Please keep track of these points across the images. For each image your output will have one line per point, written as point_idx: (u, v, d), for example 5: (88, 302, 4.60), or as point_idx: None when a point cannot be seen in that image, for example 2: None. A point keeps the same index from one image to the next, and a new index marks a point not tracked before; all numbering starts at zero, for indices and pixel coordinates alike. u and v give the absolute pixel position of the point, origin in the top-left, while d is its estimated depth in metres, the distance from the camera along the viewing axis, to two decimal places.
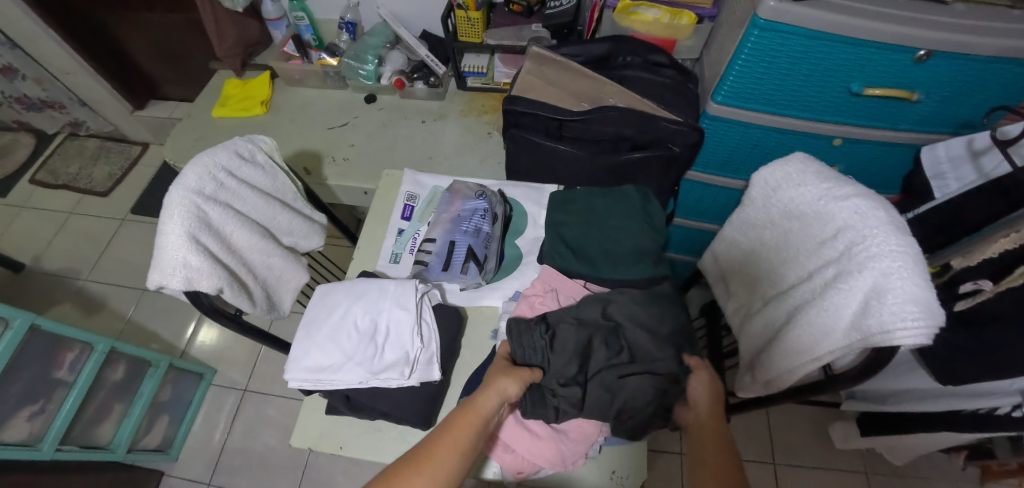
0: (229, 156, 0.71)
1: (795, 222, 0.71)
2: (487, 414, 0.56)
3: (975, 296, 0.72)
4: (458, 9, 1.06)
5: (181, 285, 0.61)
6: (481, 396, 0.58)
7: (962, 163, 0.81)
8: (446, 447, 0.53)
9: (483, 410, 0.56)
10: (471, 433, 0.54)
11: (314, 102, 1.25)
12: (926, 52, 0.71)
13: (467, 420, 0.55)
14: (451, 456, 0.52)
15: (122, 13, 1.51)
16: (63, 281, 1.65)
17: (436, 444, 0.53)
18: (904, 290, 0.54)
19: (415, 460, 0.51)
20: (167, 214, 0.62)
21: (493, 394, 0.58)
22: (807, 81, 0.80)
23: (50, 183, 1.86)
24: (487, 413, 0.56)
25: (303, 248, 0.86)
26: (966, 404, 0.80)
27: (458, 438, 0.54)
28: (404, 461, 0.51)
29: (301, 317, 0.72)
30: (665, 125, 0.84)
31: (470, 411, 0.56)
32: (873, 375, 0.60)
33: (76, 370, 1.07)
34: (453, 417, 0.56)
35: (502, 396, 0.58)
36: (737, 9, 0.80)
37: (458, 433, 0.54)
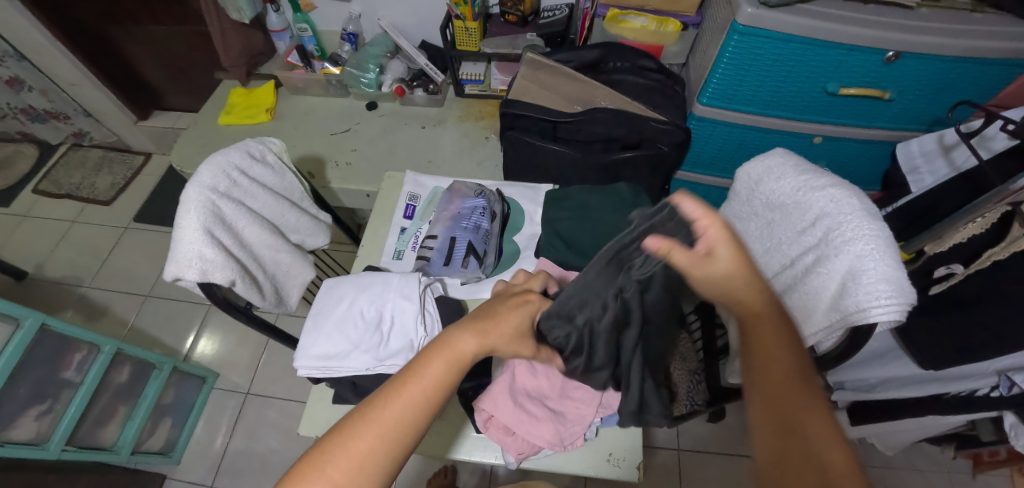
0: (241, 155, 0.75)
1: (777, 213, 0.74)
2: (464, 359, 0.49)
3: (948, 279, 0.77)
4: (456, 19, 1.12)
5: (197, 276, 0.65)
6: (456, 337, 0.50)
7: (935, 158, 0.86)
8: (404, 398, 0.46)
9: (457, 352, 0.49)
10: (440, 379, 0.48)
11: (317, 109, 1.30)
12: (894, 53, 0.76)
13: (438, 364, 0.49)
14: (410, 407, 0.46)
15: (129, 26, 1.57)
16: (66, 288, 1.67)
17: (398, 392, 0.47)
18: (878, 271, 0.58)
19: (369, 410, 0.46)
20: (183, 210, 0.66)
21: (473, 340, 0.50)
22: (786, 82, 0.85)
23: (53, 192, 1.89)
24: (462, 357, 0.49)
25: (310, 245, 0.90)
26: (949, 387, 0.83)
27: (424, 386, 0.47)
28: (359, 410, 0.46)
29: (309, 309, 0.75)
30: (654, 125, 0.89)
31: (442, 352, 0.49)
32: (855, 351, 0.64)
33: (83, 370, 1.09)
34: (424, 360, 0.49)
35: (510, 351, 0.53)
36: (719, 17, 0.85)
37: (424, 380, 0.47)
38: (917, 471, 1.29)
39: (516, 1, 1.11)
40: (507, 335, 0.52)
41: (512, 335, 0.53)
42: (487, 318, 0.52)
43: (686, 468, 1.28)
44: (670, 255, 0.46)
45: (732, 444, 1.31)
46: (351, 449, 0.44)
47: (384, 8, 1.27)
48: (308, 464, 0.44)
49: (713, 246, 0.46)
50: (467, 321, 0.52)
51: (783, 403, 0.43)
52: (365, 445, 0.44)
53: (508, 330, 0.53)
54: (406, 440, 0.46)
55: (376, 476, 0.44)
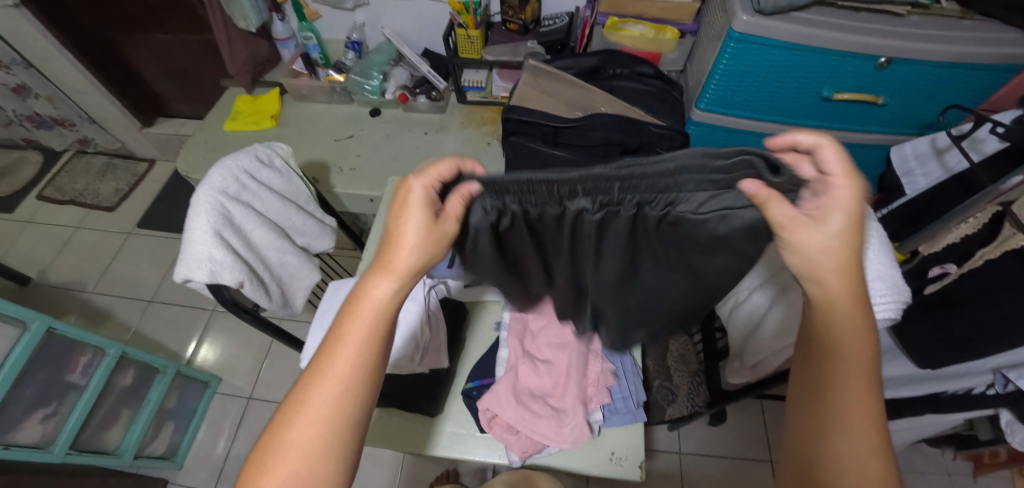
0: (250, 159, 0.76)
1: None
2: (383, 305, 0.45)
3: (943, 278, 0.79)
4: (458, 27, 1.14)
5: (206, 277, 0.66)
6: (366, 288, 0.45)
7: (928, 161, 0.87)
8: (336, 365, 0.43)
9: (372, 302, 0.44)
10: (364, 334, 0.44)
11: (321, 115, 1.32)
12: (886, 59, 0.78)
13: (357, 323, 0.44)
14: (345, 372, 0.43)
15: (136, 34, 1.59)
16: (70, 293, 1.68)
17: (324, 369, 0.43)
18: (873, 270, 0.60)
19: (303, 390, 0.42)
20: (193, 212, 0.68)
21: (384, 280, 0.45)
22: (781, 87, 0.87)
23: (57, 198, 1.91)
24: (381, 307, 0.45)
25: (315, 249, 0.91)
26: (945, 386, 0.85)
27: (347, 351, 0.43)
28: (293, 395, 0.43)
29: (316, 310, 0.77)
30: (653, 130, 0.91)
31: (358, 304, 0.45)
32: None
33: (88, 373, 1.10)
34: (340, 324, 0.44)
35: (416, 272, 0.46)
36: (716, 24, 0.87)
37: (348, 347, 0.43)
38: (918, 473, 1.29)
39: (517, 10, 1.14)
40: (413, 251, 0.44)
41: (421, 248, 0.44)
42: (389, 237, 0.45)
43: (688, 471, 1.29)
44: (766, 209, 0.38)
45: (732, 446, 1.32)
46: (291, 436, 0.41)
47: (387, 16, 1.29)
48: (255, 471, 0.41)
49: (826, 214, 0.40)
50: (371, 265, 0.46)
51: (828, 413, 0.44)
52: (307, 434, 0.41)
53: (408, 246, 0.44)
54: (356, 413, 0.43)
55: (331, 455, 0.41)
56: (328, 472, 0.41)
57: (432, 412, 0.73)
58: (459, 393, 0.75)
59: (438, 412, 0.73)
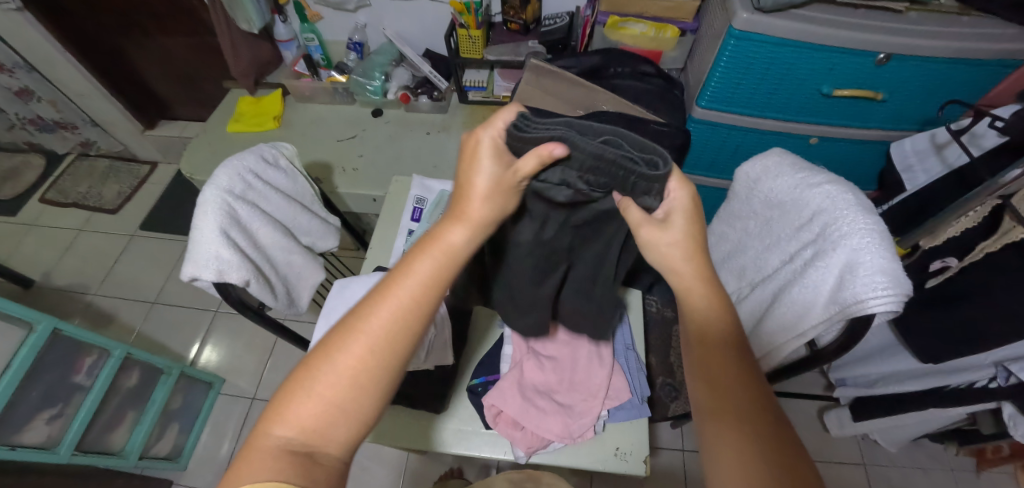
0: (256, 159, 0.77)
1: (776, 211, 0.77)
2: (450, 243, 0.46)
3: (944, 273, 0.79)
4: (459, 28, 1.15)
5: (214, 276, 0.67)
6: (440, 232, 0.46)
7: (928, 156, 0.88)
8: (387, 305, 0.44)
9: (442, 244, 0.46)
10: (425, 278, 0.45)
11: (323, 116, 1.32)
12: (885, 56, 0.79)
13: (424, 262, 0.45)
14: (393, 314, 0.43)
15: (138, 37, 1.60)
16: (73, 296, 1.68)
17: (384, 299, 0.44)
18: (873, 263, 0.61)
19: (351, 320, 0.44)
20: (201, 212, 0.68)
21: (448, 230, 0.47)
22: (781, 85, 0.88)
23: (60, 201, 1.91)
24: (451, 250, 0.46)
25: (320, 248, 0.91)
26: (947, 379, 0.85)
27: (406, 287, 0.44)
28: (341, 322, 0.44)
29: (322, 308, 0.78)
30: (654, 127, 0.91)
31: (430, 245, 0.46)
32: (851, 346, 0.67)
33: (93, 374, 1.11)
34: (409, 262, 0.46)
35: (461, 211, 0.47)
36: (716, 22, 0.88)
37: (411, 282, 0.44)
38: (921, 470, 1.29)
39: (518, 10, 1.14)
40: (485, 201, 0.46)
41: (492, 199, 0.46)
42: (464, 187, 0.47)
43: (692, 468, 1.29)
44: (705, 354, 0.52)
45: None
46: (329, 364, 0.42)
47: (389, 18, 1.30)
48: (292, 394, 0.42)
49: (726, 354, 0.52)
50: (446, 215, 0.48)
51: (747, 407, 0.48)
52: (348, 364, 0.42)
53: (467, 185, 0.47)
54: (392, 359, 0.43)
55: (370, 393, 0.42)
56: (362, 409, 0.42)
57: (437, 410, 0.73)
58: (463, 390, 0.76)
59: (442, 410, 0.73)
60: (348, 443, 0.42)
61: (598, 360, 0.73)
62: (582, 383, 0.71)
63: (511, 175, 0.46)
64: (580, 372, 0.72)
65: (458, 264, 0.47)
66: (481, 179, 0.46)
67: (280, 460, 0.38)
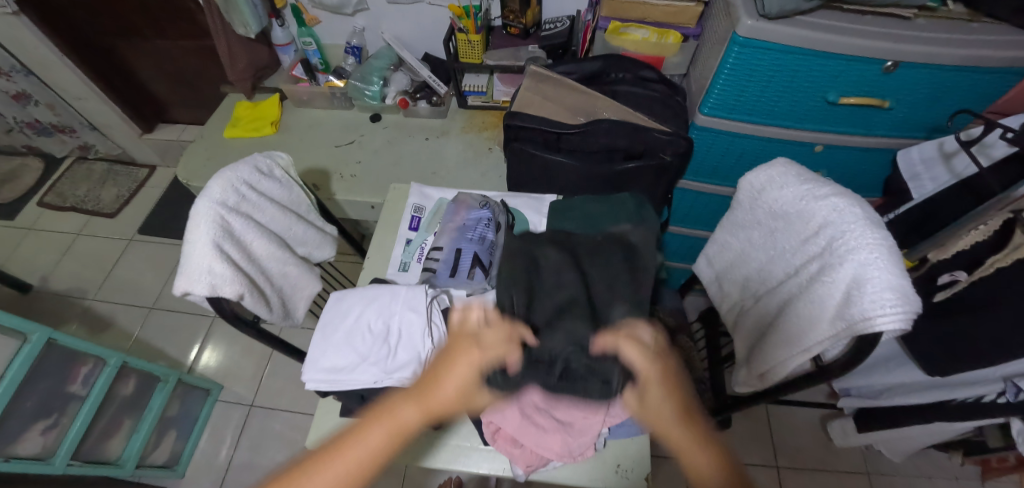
0: (250, 170, 0.76)
1: (780, 222, 0.76)
2: (407, 425, 0.52)
3: (953, 286, 0.77)
4: (459, 32, 1.13)
5: (206, 290, 0.65)
6: (399, 407, 0.52)
7: (935, 165, 0.86)
8: (344, 455, 0.50)
9: (398, 421, 0.52)
10: (376, 449, 0.51)
11: (321, 121, 1.31)
12: (893, 64, 0.77)
13: (377, 433, 0.51)
14: (342, 472, 0.49)
15: (136, 41, 1.59)
16: (70, 301, 1.68)
17: (337, 455, 0.50)
18: (881, 279, 0.59)
19: (312, 458, 0.50)
20: (193, 225, 0.67)
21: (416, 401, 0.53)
22: (786, 92, 0.86)
23: (58, 205, 1.90)
24: (405, 426, 0.52)
25: (316, 258, 0.90)
26: (954, 393, 0.83)
27: (357, 453, 0.50)
28: (306, 456, 0.50)
29: (318, 321, 0.76)
30: (656, 135, 0.89)
31: (385, 420, 0.52)
32: (857, 363, 0.66)
33: (89, 384, 1.10)
34: (362, 429, 0.51)
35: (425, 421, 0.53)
36: (719, 28, 0.86)
37: (365, 449, 0.50)
38: (925, 478, 1.27)
39: (518, 14, 1.13)
40: (448, 396, 0.53)
41: (450, 400, 0.53)
42: (435, 373, 0.54)
43: None
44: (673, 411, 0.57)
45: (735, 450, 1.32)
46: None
47: (387, 21, 1.29)
48: None
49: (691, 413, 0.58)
50: (410, 390, 0.54)
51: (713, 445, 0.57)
52: None
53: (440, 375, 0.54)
54: None
55: None
56: None
57: (434, 426, 0.71)
58: None
59: (440, 426, 0.72)
60: None
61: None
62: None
63: (470, 388, 0.54)
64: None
65: (405, 441, 0.53)
66: (451, 378, 0.54)
67: None
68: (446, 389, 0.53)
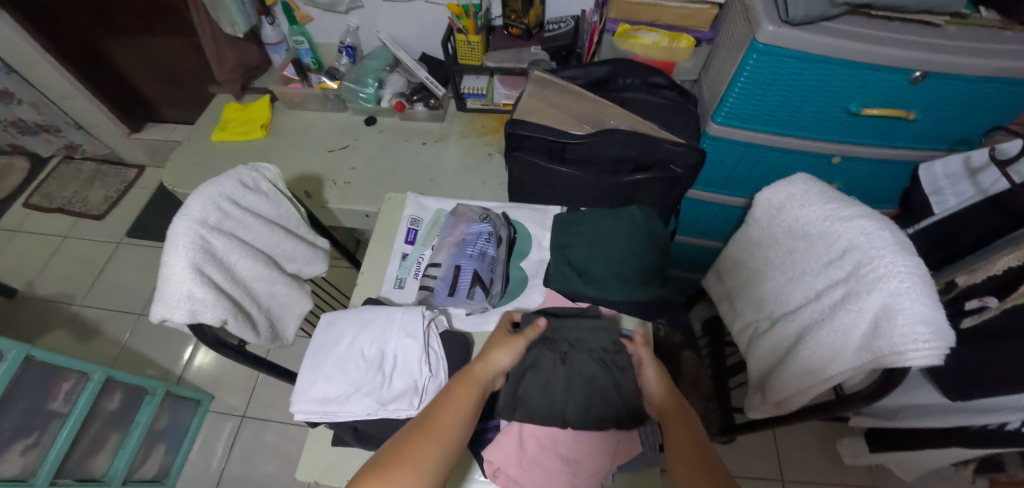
0: (233, 185, 0.71)
1: (800, 242, 0.71)
2: (483, 381, 0.60)
3: (981, 312, 0.70)
4: (458, 33, 1.08)
5: (186, 317, 0.61)
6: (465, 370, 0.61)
7: (960, 180, 0.81)
8: (451, 413, 0.55)
9: (479, 379, 0.60)
10: (468, 405, 0.57)
11: (314, 124, 1.25)
12: (921, 74, 0.72)
13: (460, 395, 0.58)
14: (455, 420, 0.55)
15: (121, 37, 1.52)
16: (57, 306, 1.62)
17: (439, 416, 0.55)
18: (914, 310, 0.54)
19: (422, 427, 0.53)
20: (171, 245, 0.62)
21: (487, 367, 0.62)
22: (805, 101, 0.81)
23: (45, 206, 1.85)
24: (478, 384, 0.60)
25: (307, 274, 0.85)
26: (974, 420, 0.79)
27: (450, 418, 0.55)
28: (409, 432, 0.53)
29: (307, 347, 0.72)
30: (667, 147, 0.84)
31: (461, 384, 0.59)
32: (885, 395, 0.61)
33: (71, 400, 1.06)
34: (451, 390, 0.58)
35: (494, 370, 0.62)
36: (737, 32, 0.81)
37: (458, 403, 0.57)
38: None
39: (520, 14, 1.08)
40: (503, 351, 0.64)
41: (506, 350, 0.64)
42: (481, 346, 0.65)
43: None
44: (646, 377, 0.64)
45: (740, 464, 1.28)
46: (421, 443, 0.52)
47: (383, 20, 1.23)
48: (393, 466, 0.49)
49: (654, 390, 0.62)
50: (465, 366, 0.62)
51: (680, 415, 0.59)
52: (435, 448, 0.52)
53: (496, 345, 0.65)
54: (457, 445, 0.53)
55: (443, 455, 0.52)
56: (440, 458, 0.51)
57: None
58: None
59: None
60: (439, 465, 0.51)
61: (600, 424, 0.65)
62: (586, 451, 0.63)
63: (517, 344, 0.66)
64: (583, 439, 0.64)
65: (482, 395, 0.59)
66: (498, 340, 0.66)
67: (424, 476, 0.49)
68: (499, 351, 0.64)
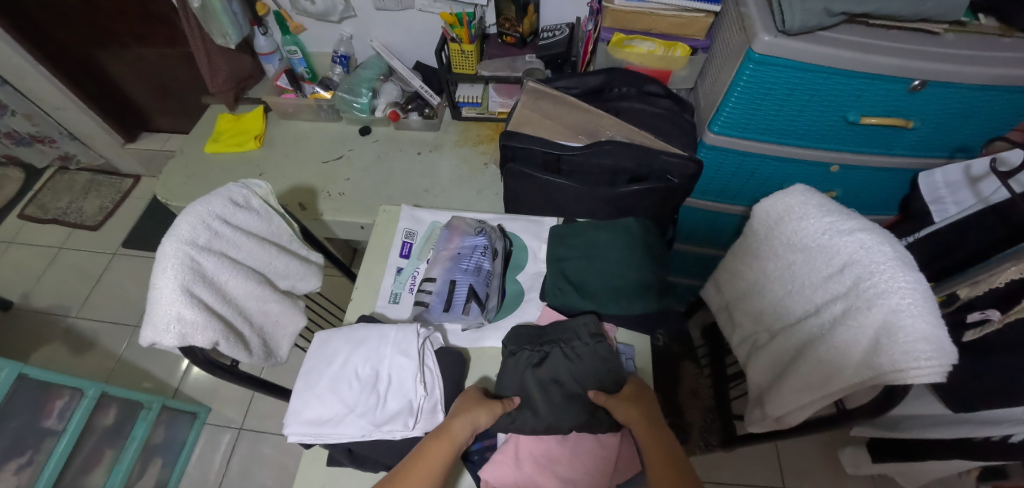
0: (223, 203, 0.70)
1: (799, 255, 0.70)
2: (458, 440, 0.60)
3: (984, 325, 0.69)
4: (451, 42, 1.07)
5: (176, 341, 0.60)
6: (443, 425, 0.61)
7: (960, 188, 0.81)
8: (418, 473, 0.57)
9: (454, 437, 0.60)
10: (436, 468, 0.58)
11: (308, 134, 1.24)
12: (920, 82, 0.71)
13: (432, 453, 0.59)
14: (421, 482, 0.57)
15: (114, 47, 1.51)
16: (52, 319, 1.61)
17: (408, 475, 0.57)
18: (915, 328, 0.54)
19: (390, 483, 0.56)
20: (160, 268, 0.61)
21: (465, 423, 0.61)
22: (803, 110, 0.80)
23: (39, 217, 1.84)
24: (453, 443, 0.60)
25: (300, 290, 0.84)
26: (978, 433, 0.78)
27: (412, 482, 0.56)
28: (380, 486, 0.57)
29: (300, 367, 0.70)
30: (664, 158, 0.83)
31: (436, 441, 0.60)
32: (886, 410, 0.61)
33: (65, 417, 1.05)
34: (425, 447, 0.59)
35: (473, 427, 0.61)
36: (733, 40, 0.80)
37: (426, 465, 0.58)
38: None
39: (514, 23, 1.07)
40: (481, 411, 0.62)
41: (484, 410, 0.63)
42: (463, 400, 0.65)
43: None
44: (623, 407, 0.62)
45: (742, 473, 1.27)
46: None
47: (376, 29, 1.22)
48: None
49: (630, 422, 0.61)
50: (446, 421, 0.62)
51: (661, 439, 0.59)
52: None
53: (474, 402, 0.64)
54: None
55: None
56: None
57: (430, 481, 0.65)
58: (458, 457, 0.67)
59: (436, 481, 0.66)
60: None
61: (596, 438, 0.64)
62: (583, 473, 0.62)
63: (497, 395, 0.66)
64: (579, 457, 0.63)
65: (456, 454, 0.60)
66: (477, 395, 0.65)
67: None
68: (474, 404, 0.63)
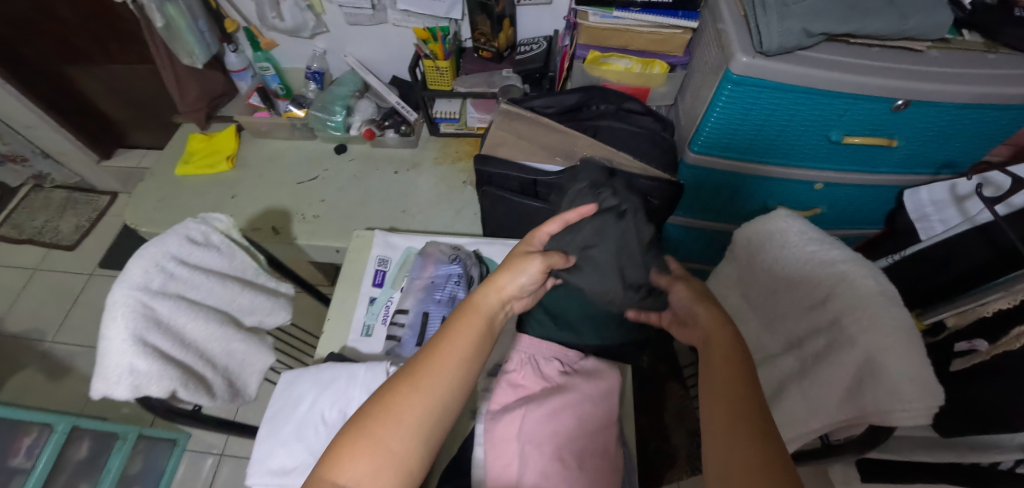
0: (179, 242, 0.67)
1: (781, 284, 0.68)
2: (491, 307, 0.52)
3: (972, 354, 0.66)
4: (425, 58, 1.04)
5: (128, 393, 0.57)
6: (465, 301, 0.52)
7: (946, 206, 0.79)
8: (447, 353, 0.47)
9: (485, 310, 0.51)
10: (473, 339, 0.49)
11: (283, 153, 1.21)
12: (903, 102, 0.69)
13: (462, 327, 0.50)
14: (452, 361, 0.47)
15: (84, 65, 1.47)
16: (27, 343, 1.57)
17: (435, 357, 0.47)
18: (899, 370, 0.51)
19: (410, 374, 0.46)
20: (110, 317, 0.59)
21: (493, 292, 0.53)
22: (785, 130, 0.77)
23: (14, 238, 1.79)
24: (484, 315, 0.52)
25: (269, 325, 0.80)
26: (967, 459, 0.75)
27: (444, 361, 0.47)
28: (395, 380, 0.46)
29: (266, 411, 0.68)
30: (641, 180, 0.80)
31: (466, 313, 0.51)
32: (873, 445, 0.59)
33: (33, 455, 1.02)
34: (452, 322, 0.50)
35: (507, 290, 0.54)
36: (711, 58, 0.77)
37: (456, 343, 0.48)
38: None
39: (489, 38, 1.04)
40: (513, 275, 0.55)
41: (515, 272, 0.55)
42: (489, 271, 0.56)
43: None
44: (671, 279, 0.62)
45: None
46: (409, 392, 0.44)
47: (351, 44, 1.19)
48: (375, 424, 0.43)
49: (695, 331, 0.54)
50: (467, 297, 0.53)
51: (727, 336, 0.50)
52: (420, 402, 0.44)
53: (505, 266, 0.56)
54: (454, 395, 0.46)
55: (438, 408, 0.45)
56: (428, 415, 0.44)
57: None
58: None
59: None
60: (427, 426, 0.44)
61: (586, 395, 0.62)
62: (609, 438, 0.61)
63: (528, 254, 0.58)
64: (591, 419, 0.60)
65: (489, 326, 0.52)
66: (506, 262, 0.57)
67: (410, 441, 0.42)
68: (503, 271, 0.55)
